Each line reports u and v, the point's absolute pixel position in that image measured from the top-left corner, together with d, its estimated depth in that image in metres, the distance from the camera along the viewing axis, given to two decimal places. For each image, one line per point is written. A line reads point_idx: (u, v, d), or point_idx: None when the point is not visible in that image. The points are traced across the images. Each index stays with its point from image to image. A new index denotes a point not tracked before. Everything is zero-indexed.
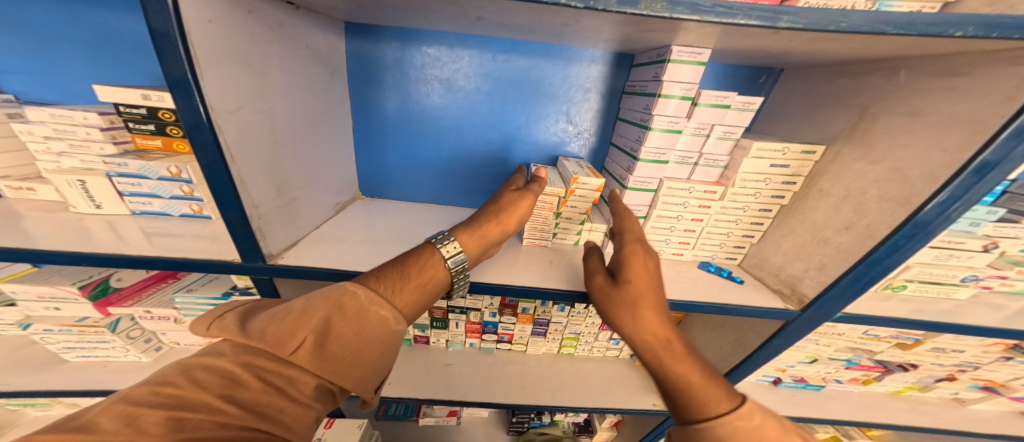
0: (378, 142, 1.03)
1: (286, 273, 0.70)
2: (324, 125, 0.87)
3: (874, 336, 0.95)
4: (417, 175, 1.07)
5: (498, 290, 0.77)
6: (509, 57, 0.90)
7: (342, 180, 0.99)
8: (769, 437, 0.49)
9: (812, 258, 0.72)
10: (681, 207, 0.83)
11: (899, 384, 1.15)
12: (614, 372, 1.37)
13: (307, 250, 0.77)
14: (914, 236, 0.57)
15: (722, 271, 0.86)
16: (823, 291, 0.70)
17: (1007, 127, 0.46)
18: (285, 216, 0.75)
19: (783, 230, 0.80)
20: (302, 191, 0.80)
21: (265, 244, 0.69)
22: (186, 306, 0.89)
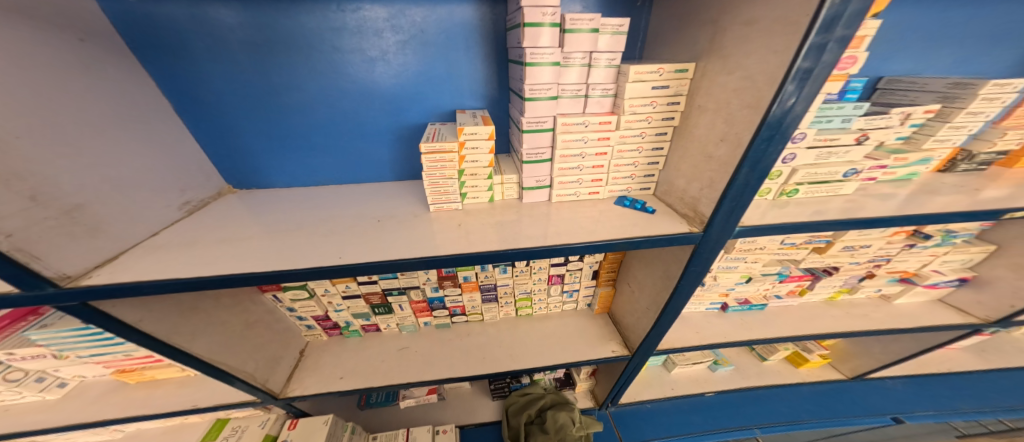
0: (228, 126, 0.85)
1: (96, 294, 0.56)
2: (113, 111, 0.68)
3: (791, 244, 0.96)
4: (297, 157, 0.92)
5: (395, 267, 0.67)
6: (354, 4, 0.74)
7: (187, 176, 0.82)
8: None
9: (703, 176, 0.67)
10: (582, 144, 0.75)
11: (830, 290, 1.18)
12: (574, 326, 1.31)
13: (135, 264, 0.62)
14: (772, 139, 0.53)
15: (636, 204, 0.81)
16: (715, 208, 0.65)
17: (816, 22, 0.43)
18: (71, 230, 0.58)
19: (680, 153, 0.75)
20: (101, 196, 0.63)
21: (47, 267, 0.54)
22: (51, 341, 0.80)
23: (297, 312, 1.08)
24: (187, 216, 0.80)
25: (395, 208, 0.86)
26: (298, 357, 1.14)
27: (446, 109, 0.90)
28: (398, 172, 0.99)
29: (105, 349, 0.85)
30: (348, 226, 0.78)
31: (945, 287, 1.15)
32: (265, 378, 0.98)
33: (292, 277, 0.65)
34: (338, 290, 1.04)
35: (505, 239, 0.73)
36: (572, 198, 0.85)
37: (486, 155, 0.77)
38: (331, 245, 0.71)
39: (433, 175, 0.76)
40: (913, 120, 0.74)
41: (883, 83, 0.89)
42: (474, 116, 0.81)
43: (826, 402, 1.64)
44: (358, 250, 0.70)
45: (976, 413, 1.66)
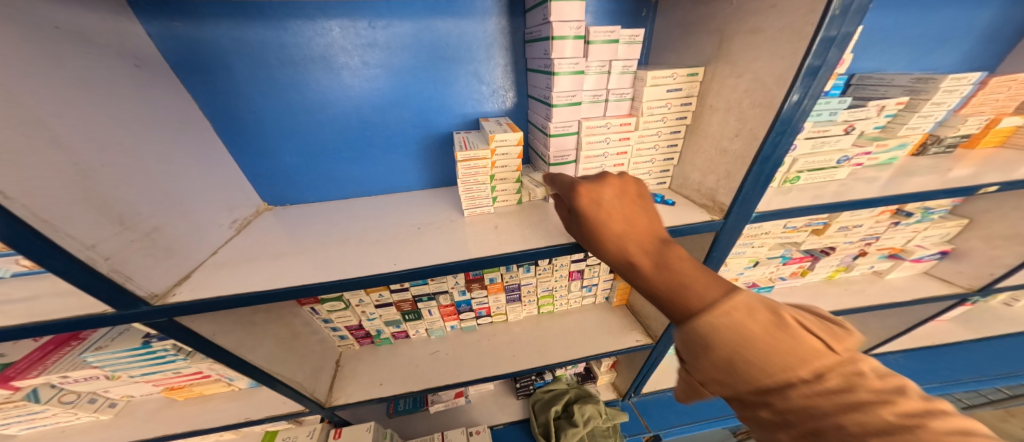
0: (261, 144, 0.87)
1: (185, 308, 0.59)
2: (166, 133, 0.69)
3: (793, 228, 1.06)
4: (330, 171, 0.95)
5: (447, 268, 0.73)
6: (388, 21, 0.80)
7: (232, 195, 0.84)
8: (751, 332, 0.41)
9: (718, 169, 0.76)
10: (604, 145, 0.83)
11: (828, 270, 1.28)
12: (595, 320, 1.38)
13: (209, 276, 0.66)
14: (784, 132, 0.62)
15: (655, 198, 0.89)
16: (735, 195, 0.73)
17: (819, 33, 0.52)
18: (152, 251, 0.60)
19: (694, 149, 0.84)
20: (168, 216, 0.64)
21: (140, 287, 0.57)
22: (105, 363, 0.79)
23: (332, 322, 1.10)
24: (237, 234, 0.81)
25: (432, 215, 0.92)
26: (335, 367, 1.17)
27: (470, 118, 0.97)
28: (424, 182, 1.04)
29: (157, 368, 0.85)
30: (394, 233, 0.84)
31: (929, 260, 1.26)
32: (311, 387, 1.01)
33: (357, 284, 0.69)
34: (372, 299, 1.07)
35: (544, 235, 0.81)
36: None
37: (515, 159, 0.84)
38: (383, 253, 0.76)
39: (468, 182, 0.83)
40: (887, 111, 0.85)
41: (856, 80, 1.00)
42: (499, 124, 0.89)
43: None
44: (411, 255, 0.75)
45: (971, 383, 1.76)
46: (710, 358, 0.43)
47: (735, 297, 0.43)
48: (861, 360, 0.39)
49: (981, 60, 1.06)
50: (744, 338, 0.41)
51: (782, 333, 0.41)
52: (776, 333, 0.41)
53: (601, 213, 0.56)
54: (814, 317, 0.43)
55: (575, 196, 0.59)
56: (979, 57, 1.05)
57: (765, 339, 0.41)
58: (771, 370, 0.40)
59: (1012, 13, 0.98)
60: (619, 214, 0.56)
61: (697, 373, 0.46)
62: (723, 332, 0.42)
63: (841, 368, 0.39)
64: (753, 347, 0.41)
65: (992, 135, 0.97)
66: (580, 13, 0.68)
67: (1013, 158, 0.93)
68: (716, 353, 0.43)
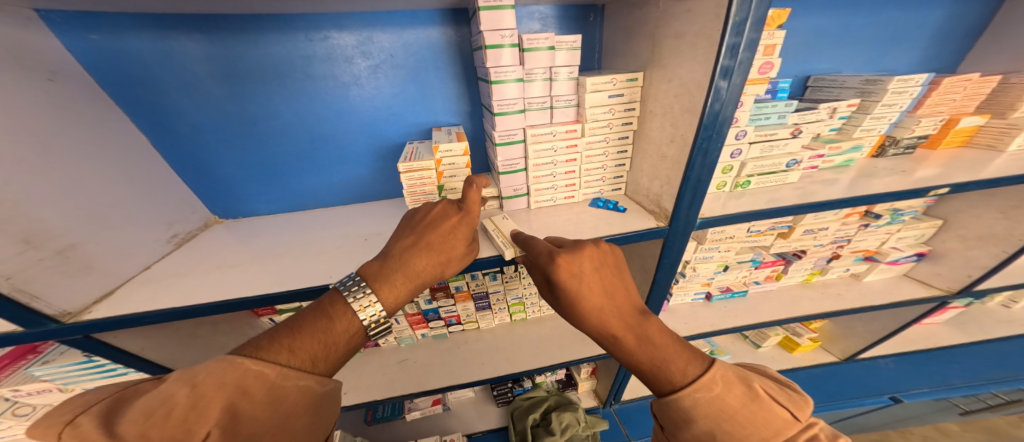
0: (206, 157, 0.90)
1: (97, 325, 0.62)
2: (94, 152, 0.71)
3: (758, 231, 1.04)
4: (285, 182, 0.98)
5: None
6: (326, 34, 0.81)
7: (173, 210, 0.87)
8: (655, 340, 0.58)
9: (661, 175, 0.76)
10: (552, 153, 0.83)
11: (804, 273, 1.26)
12: (568, 327, 1.37)
13: (131, 292, 0.69)
14: (711, 137, 0.62)
15: (607, 204, 0.88)
16: (677, 203, 0.72)
17: (724, 40, 0.52)
18: (65, 269, 0.62)
19: (641, 155, 0.84)
20: (92, 234, 0.67)
21: (46, 306, 0.59)
22: (54, 376, 0.83)
23: None
24: (177, 247, 0.85)
25: (383, 226, 0.92)
26: None
27: (422, 127, 0.99)
28: (381, 191, 1.06)
29: (108, 381, 0.89)
30: (343, 245, 0.84)
31: (906, 262, 1.23)
32: None
33: (294, 297, 0.70)
34: None
35: (490, 244, 0.80)
36: (549, 203, 0.92)
37: (463, 169, 0.84)
38: (325, 265, 0.77)
39: (414, 192, 0.84)
40: (840, 113, 0.85)
41: (812, 81, 1.00)
42: (449, 133, 0.90)
43: (820, 386, 1.70)
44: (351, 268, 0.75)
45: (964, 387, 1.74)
46: (699, 429, 0.52)
47: (712, 373, 0.54)
48: (816, 424, 0.52)
49: (940, 59, 1.05)
50: (651, 345, 0.58)
51: (755, 405, 0.52)
52: (672, 344, 0.58)
53: (582, 287, 0.61)
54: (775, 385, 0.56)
55: (559, 268, 0.61)
56: (937, 57, 1.04)
57: (741, 410, 0.52)
58: (748, 438, 0.51)
59: (967, 12, 0.97)
60: (598, 285, 0.62)
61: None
62: (636, 340, 0.59)
63: (723, 375, 0.55)
64: (660, 354, 0.57)
65: (953, 135, 0.95)
66: (514, 22, 0.69)
67: (975, 158, 0.91)
68: (703, 425, 0.52)
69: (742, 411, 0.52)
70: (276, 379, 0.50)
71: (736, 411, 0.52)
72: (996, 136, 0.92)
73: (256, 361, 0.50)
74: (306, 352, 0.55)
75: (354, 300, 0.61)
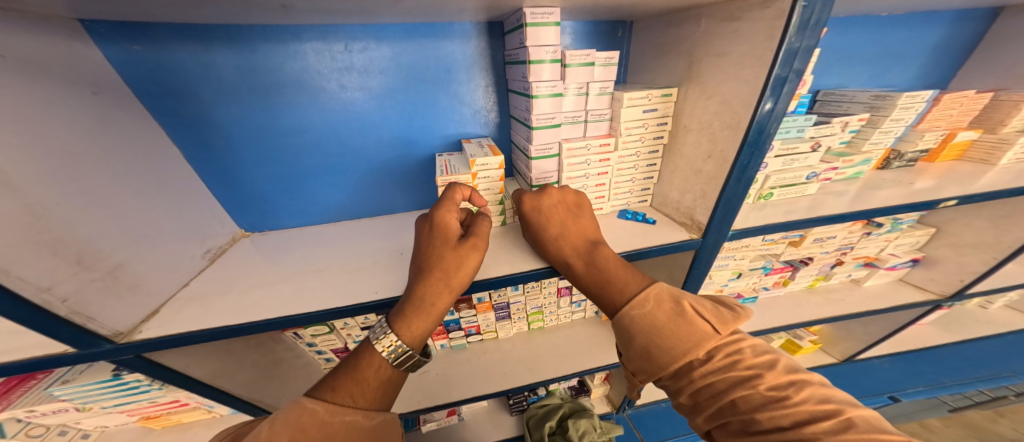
0: (236, 169, 0.89)
1: (150, 344, 0.62)
2: (138, 168, 0.71)
3: (772, 240, 1.10)
4: (314, 192, 0.98)
5: None
6: (365, 44, 0.83)
7: (205, 225, 0.86)
8: (600, 263, 0.70)
9: (695, 189, 0.81)
10: (585, 166, 0.86)
11: (809, 278, 1.33)
12: (586, 334, 1.40)
13: (179, 309, 0.69)
14: (753, 153, 0.67)
15: (637, 216, 0.93)
16: (710, 215, 0.78)
17: (782, 50, 0.56)
18: (115, 289, 0.62)
19: (671, 168, 0.89)
20: (134, 253, 0.66)
21: (102, 327, 0.58)
22: (74, 395, 0.83)
23: (317, 346, 1.08)
24: (210, 263, 0.84)
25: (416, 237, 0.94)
26: None
27: (452, 139, 1.01)
28: (410, 203, 1.07)
29: (129, 398, 0.89)
30: (380, 259, 0.85)
31: (902, 268, 1.31)
32: None
33: (335, 315, 0.70)
34: (358, 322, 1.05)
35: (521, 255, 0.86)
36: None
37: (496, 182, 0.86)
38: (364, 282, 0.76)
39: None
40: (851, 127, 0.92)
41: (821, 96, 1.09)
42: (481, 146, 0.93)
43: None
44: (393, 283, 0.75)
45: (955, 385, 1.86)
46: (635, 342, 0.60)
47: (645, 291, 0.62)
48: (741, 339, 0.54)
49: (930, 77, 1.15)
50: (597, 268, 0.69)
51: (680, 319, 0.57)
52: (615, 267, 0.68)
53: (539, 217, 0.78)
54: (709, 304, 0.58)
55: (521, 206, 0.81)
56: (927, 76, 1.14)
57: (667, 324, 0.58)
58: (673, 349, 0.55)
59: (954, 37, 1.08)
60: (555, 217, 0.77)
61: (630, 363, 0.62)
62: (585, 262, 0.71)
63: (655, 291, 0.62)
64: (602, 274, 0.69)
65: (949, 149, 1.04)
66: (556, 38, 0.72)
67: (969, 171, 0.99)
68: (639, 340, 0.59)
69: (666, 323, 0.58)
70: (326, 415, 0.51)
71: (663, 325, 0.58)
72: (988, 150, 1.00)
73: (310, 399, 0.53)
74: (346, 389, 0.57)
75: (379, 341, 0.62)
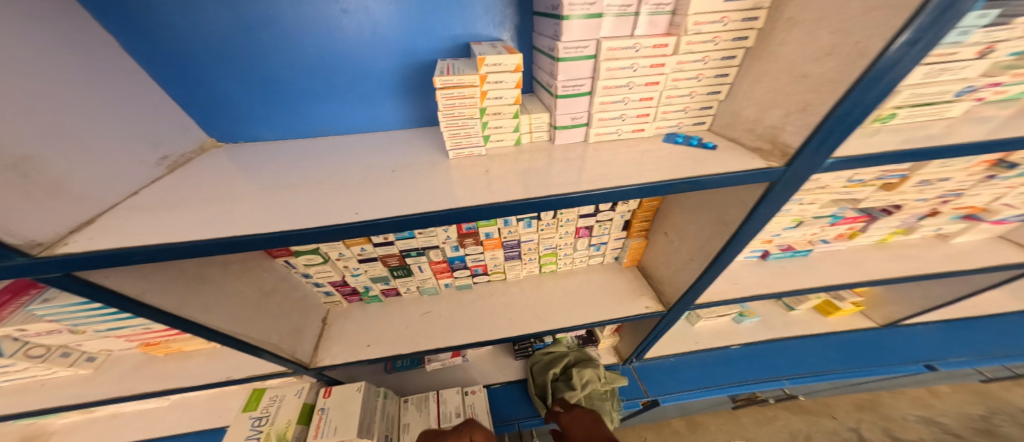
0: (196, 69, 0.74)
1: (81, 262, 0.50)
2: (34, 41, 0.54)
3: (858, 182, 0.88)
4: (294, 106, 0.83)
5: (419, 222, 0.61)
6: None
7: (155, 129, 0.72)
8: None
9: (791, 99, 0.60)
10: (630, 72, 0.69)
11: (883, 231, 1.14)
12: (599, 281, 1.27)
13: (124, 221, 0.57)
14: (917, 42, 0.44)
15: (692, 140, 0.75)
16: (807, 137, 0.58)
17: None
18: (28, 188, 0.49)
19: (754, 77, 0.67)
20: (49, 148, 0.52)
21: (6, 233, 0.46)
22: (59, 316, 0.77)
23: (313, 278, 1.04)
24: (168, 172, 0.72)
25: (410, 156, 0.79)
26: (321, 326, 1.13)
27: (459, 42, 0.80)
28: (404, 119, 0.90)
29: (120, 323, 0.85)
30: (365, 177, 0.71)
31: (1013, 222, 1.07)
32: (292, 348, 0.97)
33: (312, 238, 0.58)
34: (353, 253, 0.96)
35: (531, 187, 0.69)
36: (612, 137, 0.81)
37: (513, 89, 0.72)
38: (347, 200, 0.64)
39: (452, 115, 0.71)
40: None
41: None
42: (495, 47, 0.73)
43: (843, 353, 1.76)
44: (379, 204, 0.63)
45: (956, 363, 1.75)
46: None
47: None
48: None
49: None
50: None
51: None
52: None
53: None
54: None
55: None
56: None
57: None
58: None
59: None
60: None
61: None
62: None
63: None
64: None
65: None
66: None
67: None
68: None
69: None
70: None
71: None
72: None
73: None
74: None
75: None
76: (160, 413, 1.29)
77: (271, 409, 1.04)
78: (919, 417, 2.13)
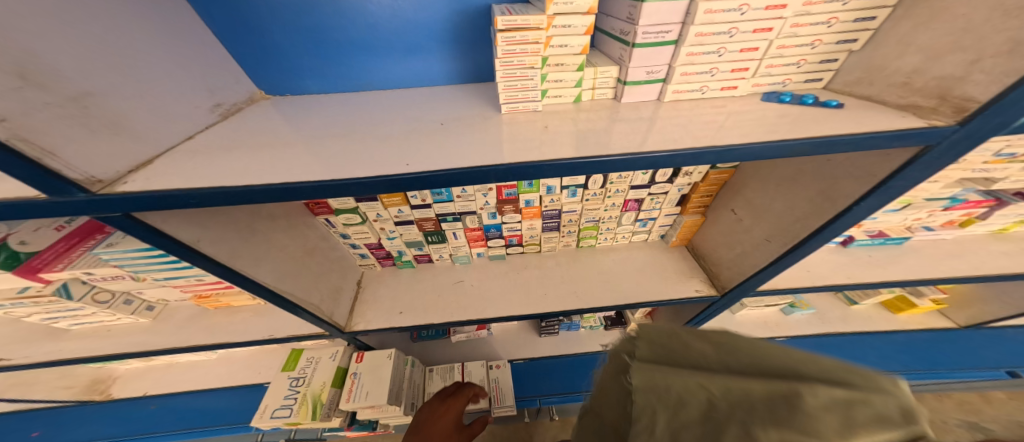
0: (244, 8, 0.69)
1: (145, 201, 0.45)
2: None
3: (1007, 157, 0.74)
4: (336, 54, 0.78)
5: (474, 176, 0.54)
6: None
7: (208, 72, 0.67)
8: None
9: (992, 38, 0.44)
10: (734, 17, 0.55)
11: (1006, 221, 1.01)
12: (643, 261, 1.15)
13: (179, 163, 0.51)
14: None
15: (803, 100, 0.60)
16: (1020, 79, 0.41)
17: None
18: (88, 122, 0.44)
19: (918, 20, 0.52)
20: (109, 82, 0.47)
21: (68, 168, 0.41)
22: (123, 261, 0.73)
23: (350, 238, 0.99)
24: (222, 120, 0.67)
25: (460, 112, 0.72)
26: (357, 288, 1.10)
27: None
28: (451, 75, 0.85)
29: (178, 273, 0.80)
30: (410, 131, 0.65)
31: None
32: (331, 310, 0.95)
33: (365, 188, 0.53)
34: (391, 215, 0.91)
35: (589, 144, 0.58)
36: (692, 96, 0.67)
37: (580, 37, 0.61)
38: (395, 151, 0.58)
39: (508, 67, 0.62)
40: None
41: None
42: None
43: (909, 353, 1.59)
44: (428, 157, 0.57)
45: None
46: None
47: None
48: None
49: None
50: None
51: None
52: None
53: None
54: None
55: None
56: None
57: None
58: None
59: None
60: None
61: None
62: None
63: None
64: None
65: None
66: None
67: None
68: None
69: None
70: None
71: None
72: None
73: None
74: None
75: None
76: (208, 366, 1.35)
77: (308, 371, 1.05)
78: (963, 423, 1.97)
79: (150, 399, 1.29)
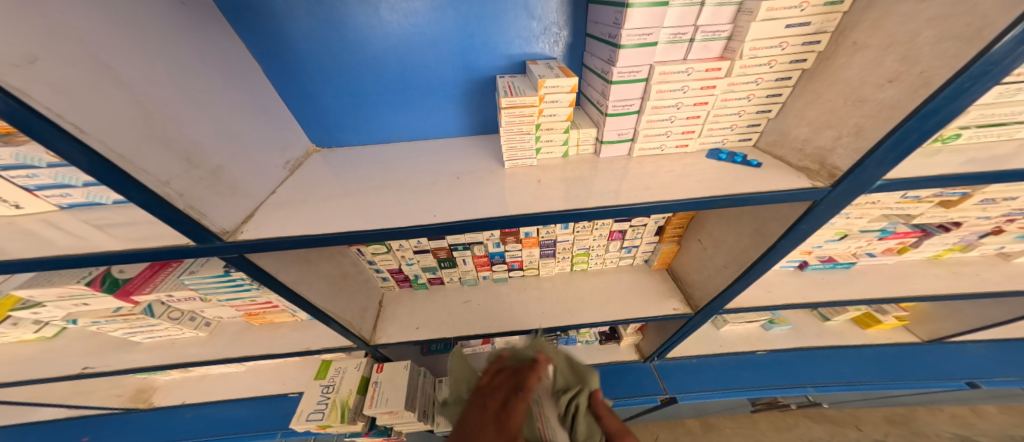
0: (307, 85, 0.87)
1: (254, 245, 0.62)
2: (217, 70, 0.69)
3: (913, 198, 0.91)
4: (372, 113, 0.95)
5: (485, 225, 0.71)
6: None
7: (284, 137, 0.86)
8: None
9: (846, 122, 0.63)
10: (679, 94, 0.73)
11: (938, 248, 1.17)
12: (630, 281, 1.32)
13: (270, 214, 0.69)
14: (983, 76, 0.46)
15: (735, 158, 0.78)
16: (860, 158, 0.60)
17: None
18: (219, 187, 0.62)
19: (808, 98, 0.71)
20: (230, 157, 0.66)
21: (211, 223, 0.59)
22: (199, 285, 0.89)
23: (376, 264, 1.15)
24: (290, 174, 0.85)
25: (473, 165, 0.90)
26: (379, 308, 1.25)
27: (516, 60, 0.91)
28: (465, 128, 1.03)
29: (237, 294, 0.97)
30: (434, 183, 0.82)
31: None
32: (359, 326, 1.10)
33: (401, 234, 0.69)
34: (411, 245, 1.08)
35: (576, 197, 0.75)
36: (655, 151, 0.85)
37: (566, 107, 0.77)
38: (424, 204, 0.75)
39: (511, 130, 0.79)
40: None
41: None
42: (550, 68, 0.82)
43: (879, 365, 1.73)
44: (450, 208, 0.74)
45: (1002, 381, 1.71)
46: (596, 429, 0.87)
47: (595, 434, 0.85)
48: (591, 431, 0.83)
49: None
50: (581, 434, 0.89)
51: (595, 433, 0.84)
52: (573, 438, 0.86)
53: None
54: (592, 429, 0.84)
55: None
56: None
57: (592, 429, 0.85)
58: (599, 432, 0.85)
59: None
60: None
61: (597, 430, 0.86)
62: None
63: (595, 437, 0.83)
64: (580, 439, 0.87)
65: None
66: None
67: None
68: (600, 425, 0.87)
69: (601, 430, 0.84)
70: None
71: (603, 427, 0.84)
72: None
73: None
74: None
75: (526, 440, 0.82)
76: (238, 377, 1.49)
77: (336, 379, 1.20)
78: (952, 436, 2.06)
79: (186, 408, 1.43)
